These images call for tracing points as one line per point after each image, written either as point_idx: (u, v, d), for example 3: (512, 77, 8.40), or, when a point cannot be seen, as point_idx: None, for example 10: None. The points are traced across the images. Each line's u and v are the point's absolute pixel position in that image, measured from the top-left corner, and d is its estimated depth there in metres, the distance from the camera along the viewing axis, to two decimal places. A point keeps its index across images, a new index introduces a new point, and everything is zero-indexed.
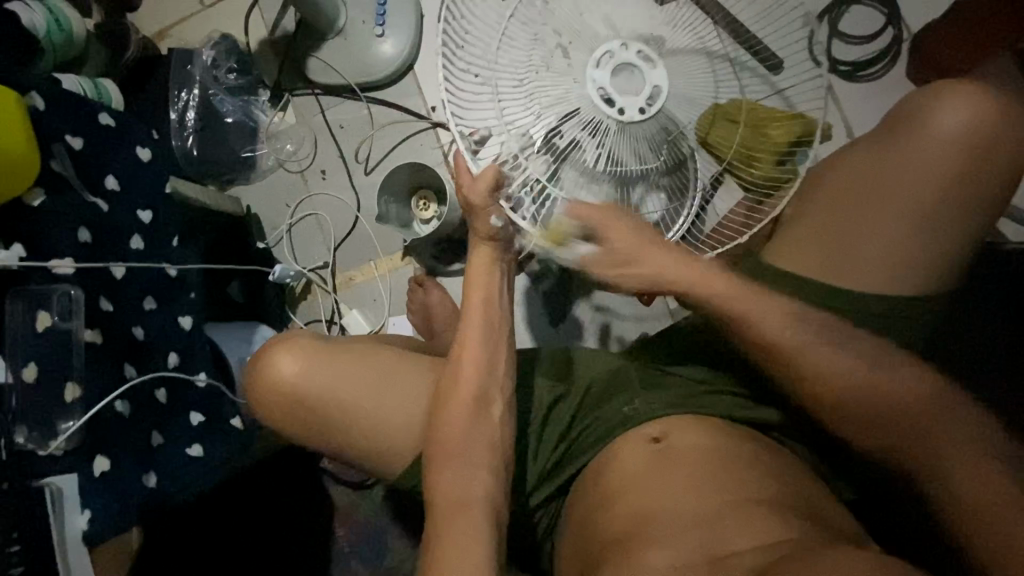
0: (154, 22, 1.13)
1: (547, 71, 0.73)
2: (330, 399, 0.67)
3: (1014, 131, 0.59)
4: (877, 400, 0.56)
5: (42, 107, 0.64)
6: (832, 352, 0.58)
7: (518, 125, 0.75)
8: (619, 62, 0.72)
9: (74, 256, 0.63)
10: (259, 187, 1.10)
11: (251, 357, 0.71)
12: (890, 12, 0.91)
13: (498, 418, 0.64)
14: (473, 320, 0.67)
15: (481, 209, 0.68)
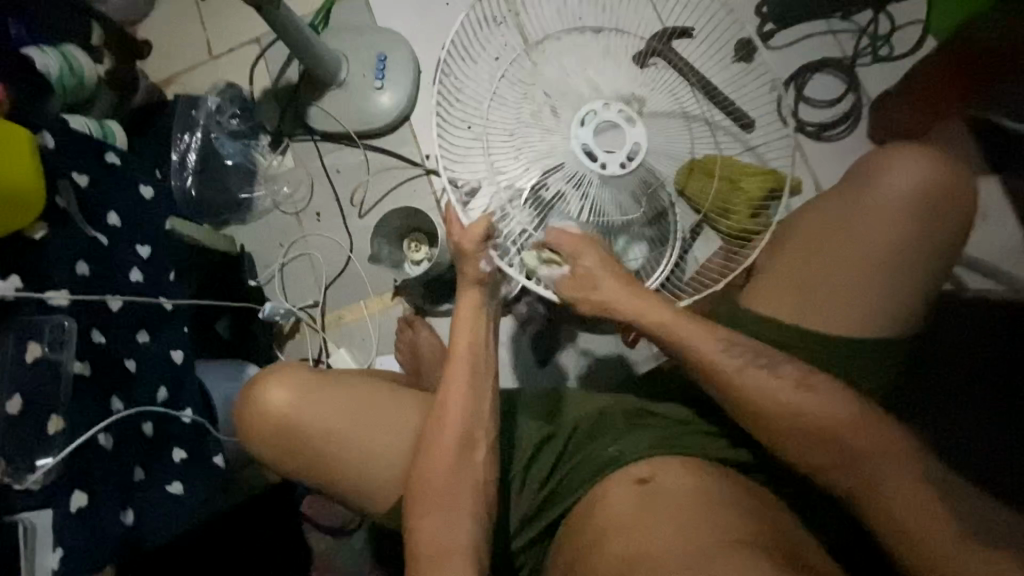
0: (165, 71, 1.19)
1: (535, 128, 0.77)
2: (318, 434, 0.67)
3: (959, 196, 0.65)
4: (822, 439, 0.61)
5: (49, 145, 0.66)
6: (804, 395, 0.62)
7: (506, 176, 0.78)
8: (605, 124, 0.76)
9: (69, 289, 0.64)
10: (253, 226, 1.13)
11: (243, 387, 0.72)
12: (849, 80, 0.99)
13: (482, 459, 0.64)
14: (462, 361, 0.68)
15: (471, 254, 0.70)
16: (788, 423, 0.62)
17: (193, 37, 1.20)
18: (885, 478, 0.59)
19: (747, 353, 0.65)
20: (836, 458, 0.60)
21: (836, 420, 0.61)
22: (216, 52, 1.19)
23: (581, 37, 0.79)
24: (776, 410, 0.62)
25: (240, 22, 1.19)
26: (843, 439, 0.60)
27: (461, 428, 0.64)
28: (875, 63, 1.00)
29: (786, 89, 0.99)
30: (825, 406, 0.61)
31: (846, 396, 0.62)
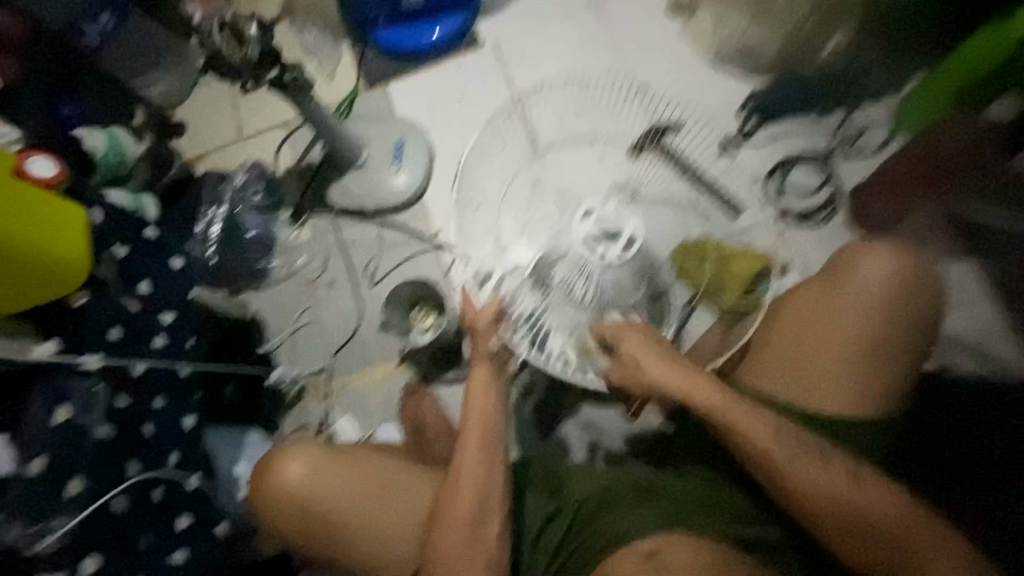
0: (195, 147, 1.28)
1: (546, 225, 0.91)
2: (331, 506, 0.69)
3: (926, 281, 0.70)
4: (842, 518, 0.63)
5: (99, 220, 0.73)
6: (823, 471, 0.65)
7: (516, 262, 0.91)
8: (597, 217, 0.88)
9: (101, 352, 0.67)
10: (268, 294, 1.18)
11: (259, 460, 0.74)
12: (828, 173, 1.08)
13: (489, 536, 0.66)
14: (473, 437, 0.70)
15: (482, 334, 0.76)
16: (815, 502, 0.64)
17: (222, 116, 1.29)
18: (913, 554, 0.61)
19: (770, 434, 0.66)
20: (861, 535, 0.63)
21: (854, 503, 0.63)
22: (244, 132, 1.28)
23: (582, 150, 0.96)
24: (800, 488, 0.65)
25: (266, 105, 1.29)
26: (865, 519, 0.63)
27: (473, 505, 0.66)
28: (849, 158, 1.09)
29: (770, 179, 1.08)
30: (845, 485, 0.64)
31: (866, 485, 0.64)
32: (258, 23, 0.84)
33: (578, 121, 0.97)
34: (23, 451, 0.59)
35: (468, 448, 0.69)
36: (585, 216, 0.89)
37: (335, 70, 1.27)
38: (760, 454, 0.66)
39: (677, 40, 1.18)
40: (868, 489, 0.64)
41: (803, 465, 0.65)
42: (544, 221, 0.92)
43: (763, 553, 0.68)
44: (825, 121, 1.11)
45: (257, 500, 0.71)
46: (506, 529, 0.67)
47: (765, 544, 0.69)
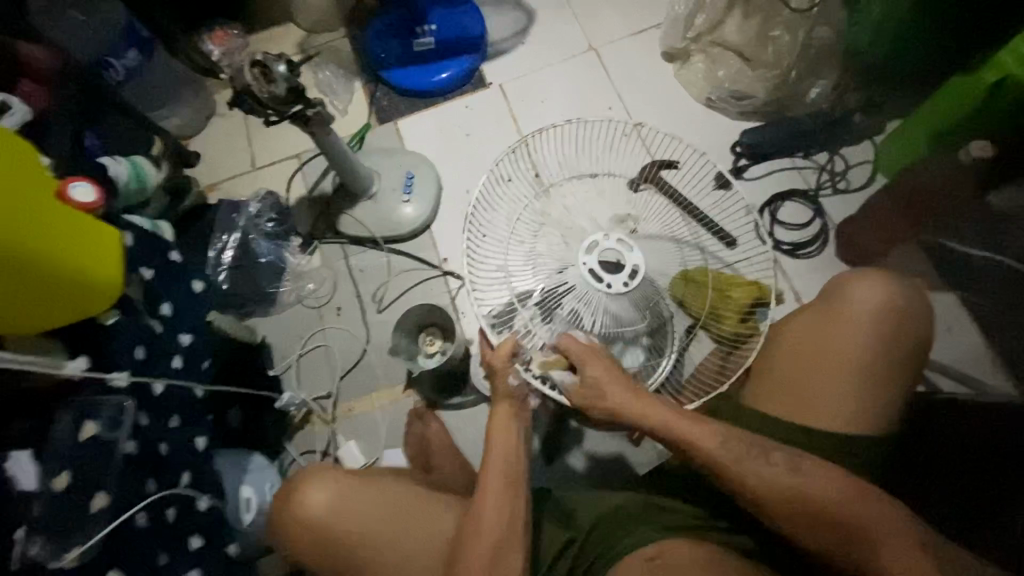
0: (208, 177, 1.32)
1: (552, 257, 0.94)
2: (349, 530, 0.70)
3: (913, 305, 0.74)
4: (796, 507, 0.64)
5: (129, 243, 0.74)
6: (795, 474, 0.65)
7: (524, 290, 0.93)
8: (602, 248, 0.91)
9: (130, 370, 0.70)
10: (276, 319, 1.20)
11: (281, 487, 0.76)
12: (815, 207, 1.15)
13: (512, 566, 0.65)
14: (493, 475, 0.69)
15: (500, 370, 0.77)
16: (768, 498, 0.65)
17: (238, 150, 1.34)
18: (869, 528, 0.62)
19: (796, 457, 0.66)
20: (815, 518, 0.64)
21: (804, 491, 0.64)
22: (257, 163, 1.32)
23: (583, 184, 1.02)
24: (756, 486, 0.65)
25: (281, 139, 1.34)
26: (817, 503, 0.63)
27: (496, 532, 0.66)
28: (836, 194, 1.16)
29: (762, 212, 1.15)
30: (806, 484, 0.64)
31: (813, 471, 0.65)
32: (286, 63, 0.90)
33: (576, 165, 1.08)
34: (47, 469, 0.60)
35: (488, 481, 0.69)
36: (590, 247, 0.91)
37: (347, 107, 1.33)
38: (787, 483, 0.65)
39: (671, 85, 1.26)
40: (815, 473, 0.65)
41: (758, 465, 0.66)
42: (551, 252, 0.94)
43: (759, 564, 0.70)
44: (812, 160, 1.18)
45: (279, 528, 0.73)
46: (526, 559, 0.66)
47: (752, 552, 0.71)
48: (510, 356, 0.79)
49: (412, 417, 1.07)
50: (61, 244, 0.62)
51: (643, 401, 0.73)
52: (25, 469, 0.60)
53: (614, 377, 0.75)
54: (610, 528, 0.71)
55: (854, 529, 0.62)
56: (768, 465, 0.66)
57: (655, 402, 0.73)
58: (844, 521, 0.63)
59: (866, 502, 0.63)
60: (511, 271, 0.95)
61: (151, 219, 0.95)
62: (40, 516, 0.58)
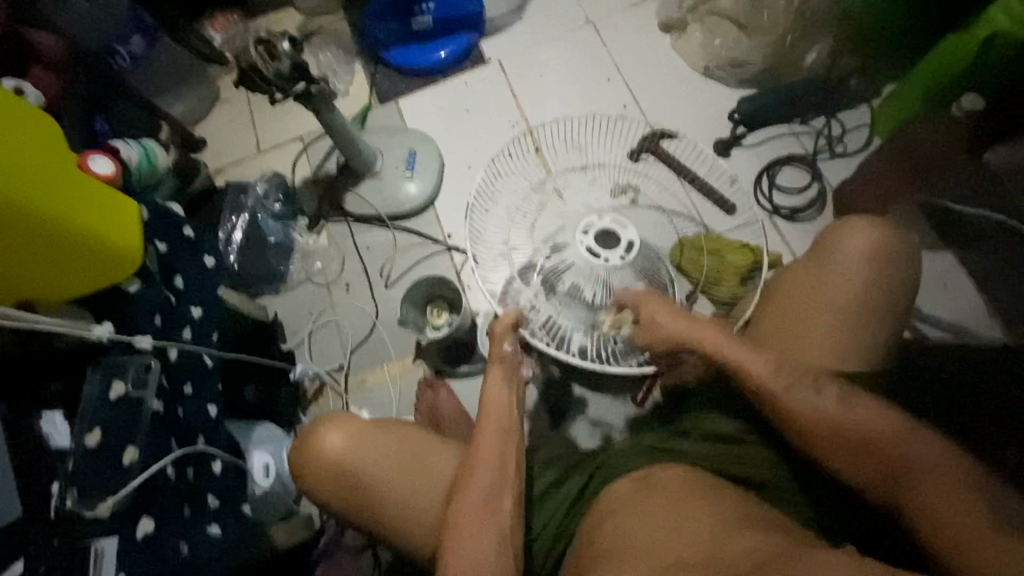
0: (215, 161, 1.35)
1: (550, 239, 0.99)
2: (358, 476, 0.74)
3: (901, 252, 0.76)
4: (842, 440, 0.65)
5: (146, 218, 0.78)
6: (822, 408, 0.67)
7: (526, 271, 0.98)
8: (598, 229, 0.97)
9: (151, 334, 0.74)
10: (286, 297, 1.23)
11: (299, 434, 0.80)
12: (813, 172, 1.17)
13: (507, 508, 0.68)
14: (488, 429, 0.73)
15: (497, 338, 0.80)
16: (813, 429, 0.67)
17: (243, 134, 1.36)
18: (912, 460, 0.62)
19: (785, 399, 0.69)
20: (862, 452, 0.64)
21: (850, 425, 0.65)
22: (262, 146, 1.35)
23: (578, 174, 1.05)
24: (803, 417, 0.67)
25: (285, 122, 1.36)
26: (861, 437, 0.65)
27: (489, 478, 0.69)
28: (832, 158, 1.18)
29: (760, 178, 1.17)
30: (838, 415, 0.66)
31: (858, 407, 0.66)
32: (290, 40, 0.92)
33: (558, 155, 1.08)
34: (80, 426, 0.64)
35: (484, 434, 0.72)
36: (586, 228, 0.97)
37: (349, 87, 1.35)
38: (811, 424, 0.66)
39: (668, 56, 1.27)
40: (860, 409, 0.66)
41: (807, 396, 0.68)
42: (549, 234, 1.00)
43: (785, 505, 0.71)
44: (809, 126, 1.19)
45: (300, 475, 0.78)
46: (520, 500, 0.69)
47: (781, 489, 0.71)
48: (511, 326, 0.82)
49: (422, 385, 1.10)
50: (83, 210, 0.66)
51: (697, 334, 0.77)
52: (59, 429, 0.64)
53: (672, 316, 0.80)
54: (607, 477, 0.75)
55: (897, 465, 0.62)
56: (813, 396, 0.68)
57: (712, 337, 0.76)
58: (889, 457, 0.63)
59: (909, 439, 0.63)
60: (512, 255, 0.99)
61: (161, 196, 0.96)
62: (76, 470, 0.62)
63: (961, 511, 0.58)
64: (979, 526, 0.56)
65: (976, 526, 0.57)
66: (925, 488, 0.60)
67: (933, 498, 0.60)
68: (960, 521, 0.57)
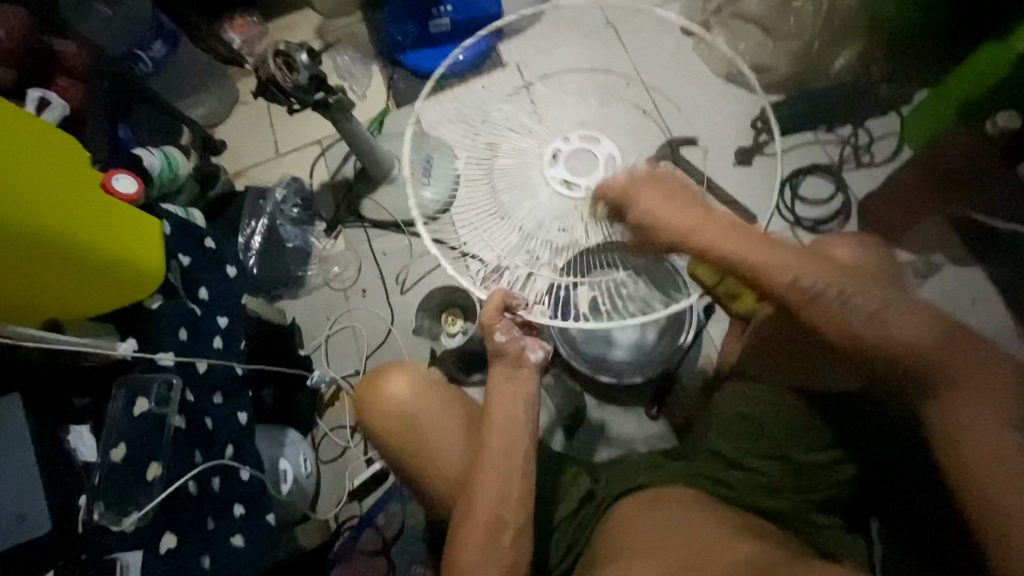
0: (234, 163, 1.35)
1: (518, 188, 0.86)
2: (413, 429, 0.78)
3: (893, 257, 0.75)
4: (875, 339, 0.61)
5: (169, 232, 0.79)
6: (840, 303, 0.62)
7: (505, 238, 0.85)
8: (567, 160, 0.86)
9: (174, 351, 0.76)
10: (304, 301, 1.24)
11: (366, 376, 0.83)
12: (837, 182, 1.14)
13: (508, 542, 0.66)
14: (491, 459, 0.69)
15: (488, 324, 0.74)
16: (843, 331, 0.62)
17: (262, 137, 1.37)
18: (953, 366, 0.58)
19: (828, 310, 0.63)
20: (897, 350, 0.60)
21: (896, 335, 0.59)
22: (280, 149, 1.35)
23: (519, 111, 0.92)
24: (827, 332, 0.63)
25: (303, 125, 1.36)
26: (903, 353, 0.59)
27: (490, 508, 0.67)
28: (859, 168, 1.14)
29: (782, 187, 1.14)
30: (867, 316, 0.61)
31: (892, 308, 0.61)
32: (308, 52, 0.94)
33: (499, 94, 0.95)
34: (105, 442, 0.67)
35: (488, 455, 0.69)
36: (553, 162, 0.86)
37: (366, 91, 1.35)
38: (834, 317, 0.62)
39: None
40: (895, 309, 0.61)
41: (831, 308, 0.62)
42: (515, 182, 0.87)
43: (805, 537, 0.71)
44: (835, 134, 1.16)
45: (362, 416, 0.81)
46: (522, 535, 0.66)
47: (810, 514, 0.72)
48: (502, 309, 0.75)
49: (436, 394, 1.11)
50: (102, 229, 0.69)
51: (701, 237, 0.68)
52: (86, 441, 0.66)
53: (682, 216, 0.70)
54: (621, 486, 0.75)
55: (936, 367, 0.58)
56: (838, 308, 0.62)
57: (719, 238, 0.67)
58: (929, 359, 0.59)
59: (952, 345, 0.59)
60: (482, 225, 0.87)
61: (183, 205, 0.97)
62: (100, 483, 0.65)
63: (994, 447, 0.55)
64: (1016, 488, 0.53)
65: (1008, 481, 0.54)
66: (958, 413, 0.57)
67: (967, 432, 0.56)
68: (984, 438, 0.56)
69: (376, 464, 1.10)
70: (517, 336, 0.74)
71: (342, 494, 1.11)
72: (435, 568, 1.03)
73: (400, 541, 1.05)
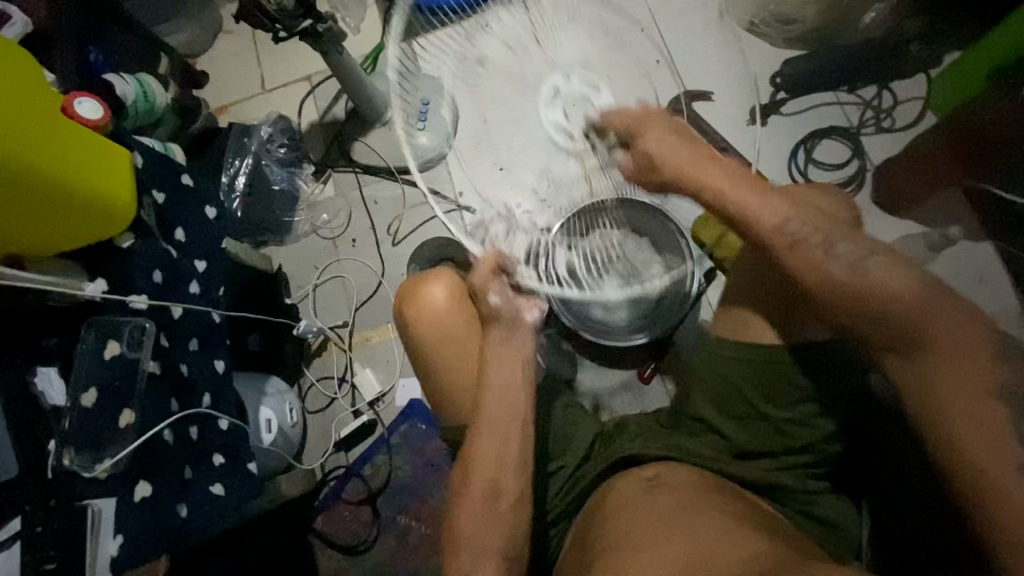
0: (218, 98, 1.27)
1: (511, 109, 0.63)
2: (444, 347, 0.77)
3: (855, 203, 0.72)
4: (856, 303, 0.58)
5: (141, 165, 0.74)
6: (821, 256, 0.60)
7: (497, 188, 0.63)
8: (585, 75, 0.62)
9: (147, 293, 0.72)
10: (291, 248, 1.19)
11: (409, 278, 0.82)
12: (854, 148, 1.08)
13: (505, 512, 0.65)
14: (489, 432, 0.68)
15: (482, 287, 0.67)
16: (822, 293, 0.60)
17: (246, 69, 1.27)
18: (940, 332, 0.54)
19: (820, 270, 0.60)
20: (875, 316, 0.57)
21: (875, 286, 0.57)
22: (267, 84, 1.26)
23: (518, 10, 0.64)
24: (811, 283, 0.60)
25: (291, 58, 1.27)
26: (884, 309, 0.56)
27: (487, 476, 0.66)
28: (879, 133, 1.09)
29: (798, 150, 1.09)
30: (841, 272, 0.59)
31: (872, 267, 0.58)
32: None
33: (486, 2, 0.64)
34: (76, 386, 0.65)
35: (482, 429, 0.68)
36: (552, 103, 0.61)
37: (360, 24, 1.25)
38: (814, 278, 0.60)
39: None
40: (874, 268, 0.58)
41: (815, 256, 0.61)
42: (511, 104, 0.62)
43: (791, 513, 0.70)
44: (857, 96, 1.10)
45: (401, 317, 0.80)
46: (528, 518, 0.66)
47: (797, 491, 0.70)
48: (496, 272, 0.65)
49: None
50: (67, 158, 0.63)
51: (700, 173, 0.65)
52: (53, 385, 0.64)
53: (676, 147, 0.64)
54: (612, 454, 0.74)
55: (915, 331, 0.55)
56: (821, 255, 0.60)
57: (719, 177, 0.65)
58: (910, 324, 0.55)
59: (942, 311, 0.55)
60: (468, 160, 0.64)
61: (160, 140, 0.91)
62: (71, 429, 0.63)
63: (981, 420, 0.51)
64: (1006, 455, 0.49)
65: (992, 446, 0.50)
66: (938, 370, 0.53)
67: (956, 404, 0.52)
68: (970, 414, 0.51)
69: (364, 417, 1.09)
70: (512, 298, 0.69)
71: (327, 446, 1.10)
72: (421, 519, 1.03)
73: (386, 493, 1.05)
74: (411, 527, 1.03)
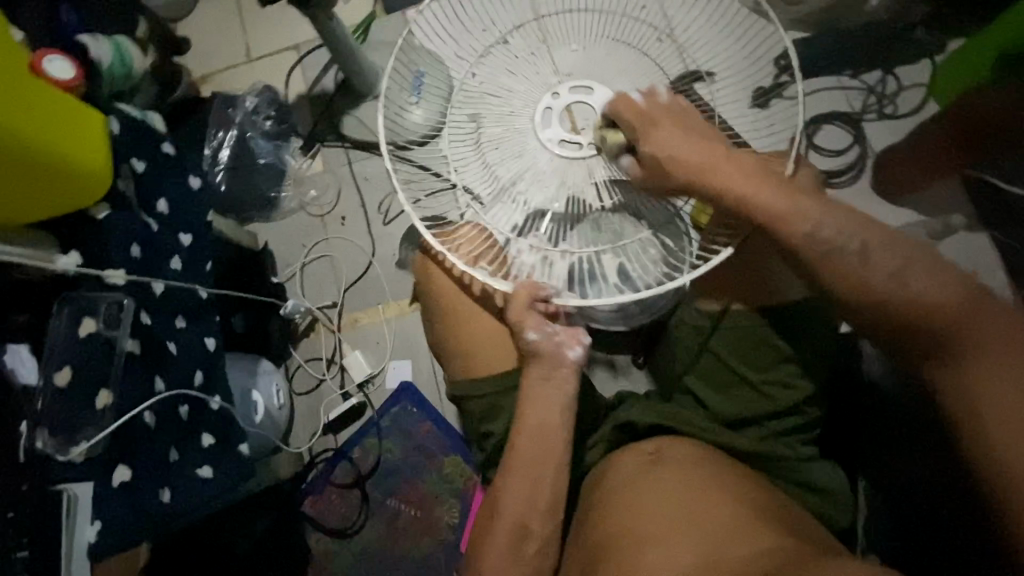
0: (201, 66, 1.21)
1: (508, 152, 0.71)
2: (450, 310, 0.79)
3: None
4: (884, 307, 0.56)
5: (117, 131, 0.70)
6: (862, 261, 0.57)
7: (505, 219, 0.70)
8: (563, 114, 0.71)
9: (126, 268, 0.68)
10: (278, 225, 1.15)
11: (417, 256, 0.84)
12: (856, 133, 1.07)
13: (531, 548, 0.64)
14: (519, 462, 0.66)
15: (518, 325, 0.67)
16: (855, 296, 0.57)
17: (230, 35, 1.22)
18: (985, 335, 0.51)
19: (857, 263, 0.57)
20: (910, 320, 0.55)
21: (917, 296, 0.55)
22: (252, 53, 1.20)
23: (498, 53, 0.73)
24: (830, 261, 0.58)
25: (278, 25, 1.21)
26: (928, 314, 0.54)
27: (516, 512, 0.64)
28: (880, 120, 1.08)
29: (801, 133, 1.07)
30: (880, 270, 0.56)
31: (917, 268, 0.56)
32: None
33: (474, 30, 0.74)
34: (47, 365, 0.62)
35: (516, 461, 0.66)
36: (547, 119, 0.70)
37: None
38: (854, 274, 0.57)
39: None
40: (920, 267, 0.56)
41: (827, 231, 0.59)
42: (506, 148, 0.71)
43: (777, 480, 0.70)
44: (860, 80, 1.08)
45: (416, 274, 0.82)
46: (524, 504, 0.65)
47: (790, 460, 0.69)
48: (531, 302, 0.66)
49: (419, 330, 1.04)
50: (33, 120, 0.59)
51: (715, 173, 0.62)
52: (25, 363, 0.62)
53: (687, 143, 0.63)
54: (610, 425, 0.73)
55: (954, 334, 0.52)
56: (857, 264, 0.57)
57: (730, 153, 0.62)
58: (946, 327, 0.53)
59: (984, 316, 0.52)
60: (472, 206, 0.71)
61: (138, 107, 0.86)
62: (43, 409, 0.60)
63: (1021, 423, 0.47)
64: None
65: None
66: (975, 375, 0.51)
67: (1000, 405, 0.49)
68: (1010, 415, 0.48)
69: (353, 400, 1.06)
70: (552, 333, 0.68)
71: (316, 428, 1.07)
72: (412, 503, 1.02)
73: (376, 476, 1.03)
74: (402, 510, 1.02)
